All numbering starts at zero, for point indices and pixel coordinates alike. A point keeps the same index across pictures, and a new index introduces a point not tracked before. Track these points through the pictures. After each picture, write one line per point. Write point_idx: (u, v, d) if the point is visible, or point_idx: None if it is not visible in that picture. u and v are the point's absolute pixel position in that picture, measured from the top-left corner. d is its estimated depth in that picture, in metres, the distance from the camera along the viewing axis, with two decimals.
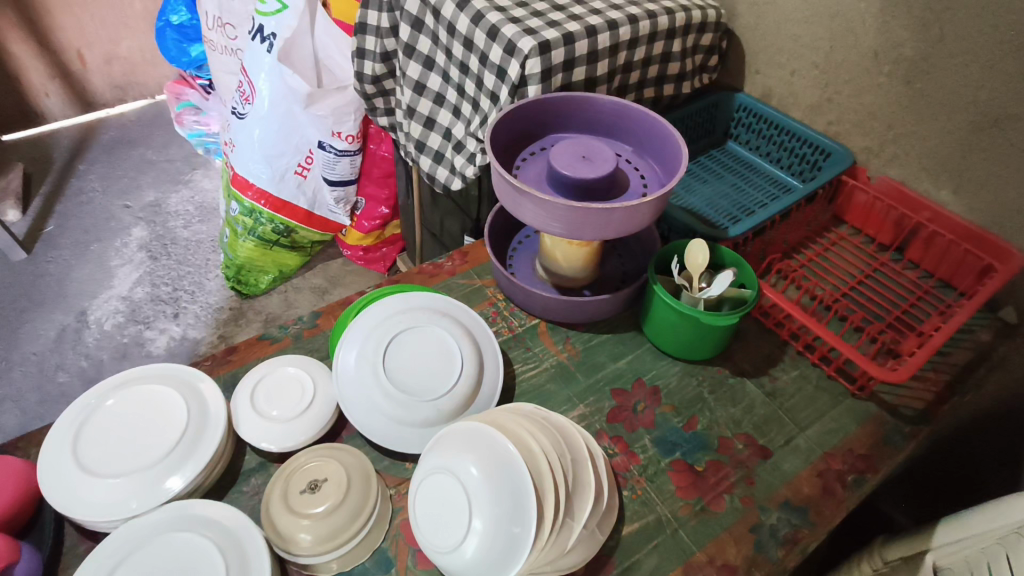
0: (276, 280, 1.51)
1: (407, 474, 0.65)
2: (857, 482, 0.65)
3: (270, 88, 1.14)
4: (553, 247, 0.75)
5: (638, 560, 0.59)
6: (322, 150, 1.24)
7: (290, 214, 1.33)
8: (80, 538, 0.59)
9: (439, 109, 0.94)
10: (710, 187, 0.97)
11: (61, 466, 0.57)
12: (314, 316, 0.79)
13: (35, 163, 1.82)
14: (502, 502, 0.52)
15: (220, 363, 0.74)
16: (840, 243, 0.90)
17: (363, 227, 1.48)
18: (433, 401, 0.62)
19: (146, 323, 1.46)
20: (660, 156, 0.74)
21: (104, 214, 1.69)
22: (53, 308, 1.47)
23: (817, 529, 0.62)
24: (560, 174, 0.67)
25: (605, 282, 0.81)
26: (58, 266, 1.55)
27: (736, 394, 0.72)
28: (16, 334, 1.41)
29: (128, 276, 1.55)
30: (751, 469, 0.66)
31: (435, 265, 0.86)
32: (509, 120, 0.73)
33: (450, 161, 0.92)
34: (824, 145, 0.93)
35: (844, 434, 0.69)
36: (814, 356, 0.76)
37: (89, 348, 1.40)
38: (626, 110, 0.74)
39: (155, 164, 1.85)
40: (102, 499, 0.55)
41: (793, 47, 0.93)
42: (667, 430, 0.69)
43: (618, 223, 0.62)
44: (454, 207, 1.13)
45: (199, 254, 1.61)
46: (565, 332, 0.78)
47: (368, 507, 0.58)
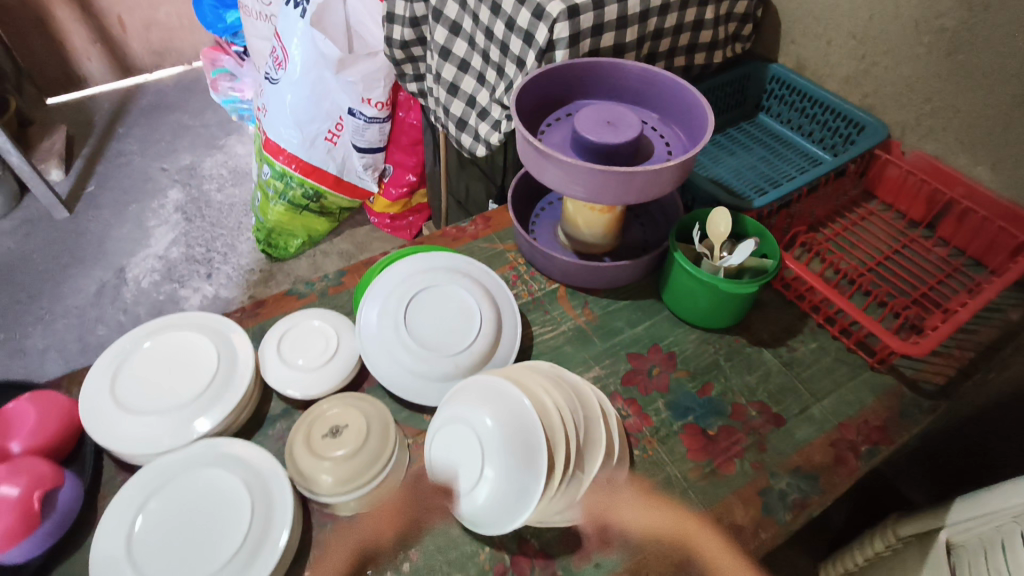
0: (304, 244, 1.54)
1: (424, 425, 0.67)
2: (870, 453, 0.65)
3: (302, 54, 1.16)
4: (575, 212, 0.76)
5: (645, 516, 0.60)
6: (352, 117, 1.26)
7: (319, 179, 1.36)
8: (117, 470, 0.63)
9: (466, 74, 0.94)
10: (738, 158, 0.95)
11: (100, 400, 0.61)
12: (339, 273, 0.82)
13: (78, 126, 1.88)
14: (514, 453, 0.53)
15: (249, 315, 0.77)
16: (870, 218, 0.88)
17: (391, 195, 1.49)
18: (451, 357, 0.65)
19: (181, 282, 1.51)
20: (685, 122, 0.74)
21: (142, 176, 1.74)
22: (93, 265, 1.53)
23: (827, 496, 0.62)
24: (584, 139, 0.68)
25: (626, 249, 0.82)
26: (99, 225, 1.61)
27: (753, 362, 0.73)
28: (58, 289, 1.48)
29: (164, 236, 1.60)
30: (763, 435, 0.66)
31: (458, 229, 0.87)
32: (537, 84, 0.73)
33: (474, 129, 0.94)
34: (858, 118, 0.91)
35: (861, 406, 0.69)
36: (835, 329, 0.75)
37: (127, 303, 1.46)
38: (654, 77, 0.74)
39: (191, 129, 1.89)
40: (136, 434, 0.59)
41: (831, 17, 0.91)
42: (682, 395, 0.70)
43: (639, 188, 0.63)
44: (480, 174, 1.13)
45: (232, 216, 1.65)
46: (584, 297, 0.79)
47: (387, 454, 0.60)
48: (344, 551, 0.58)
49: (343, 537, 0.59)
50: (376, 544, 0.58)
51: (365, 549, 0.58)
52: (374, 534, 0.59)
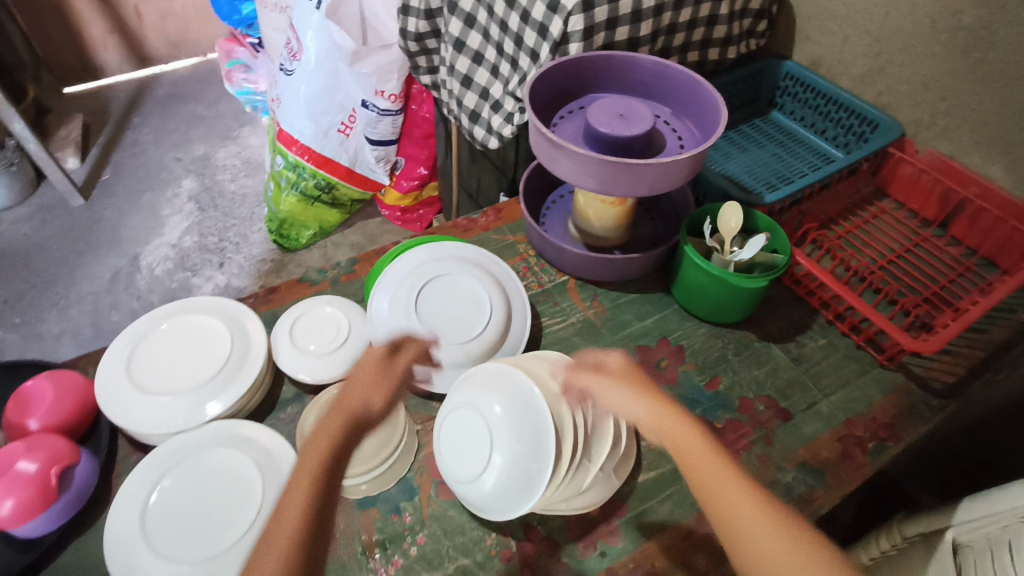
0: (316, 235, 1.55)
1: (433, 412, 0.68)
2: (878, 450, 0.65)
3: (316, 45, 1.16)
4: (586, 205, 0.76)
5: (651, 506, 0.60)
6: (365, 109, 1.27)
7: (332, 170, 1.37)
8: (131, 449, 0.64)
9: (480, 66, 0.94)
10: (750, 155, 0.95)
11: (116, 380, 0.62)
12: (351, 262, 0.82)
13: (94, 114, 1.91)
14: (523, 440, 0.54)
15: (263, 301, 0.78)
16: (882, 217, 0.88)
17: (402, 186, 1.50)
18: (461, 344, 0.65)
19: (194, 270, 1.53)
20: (698, 116, 0.74)
21: (157, 166, 1.76)
22: (107, 253, 1.55)
23: (833, 491, 0.62)
24: (597, 131, 0.68)
25: (636, 243, 0.82)
26: (114, 213, 1.63)
27: (761, 357, 0.73)
28: (74, 275, 1.50)
29: (178, 225, 1.61)
30: (770, 430, 0.66)
31: (469, 220, 0.88)
32: (550, 77, 0.74)
33: (487, 121, 0.94)
34: (872, 116, 0.90)
35: (869, 402, 0.69)
36: (844, 326, 0.75)
37: (141, 290, 1.48)
38: (667, 71, 0.74)
39: (206, 119, 1.91)
40: (150, 415, 0.60)
41: (847, 14, 0.90)
42: (689, 387, 0.70)
43: (651, 180, 0.63)
44: (491, 166, 1.14)
45: (245, 206, 1.66)
46: (594, 290, 0.80)
47: (395, 438, 0.61)
48: (337, 418, 0.47)
49: (335, 402, 0.49)
50: (368, 412, 0.49)
51: (358, 418, 0.48)
52: (366, 402, 0.49)
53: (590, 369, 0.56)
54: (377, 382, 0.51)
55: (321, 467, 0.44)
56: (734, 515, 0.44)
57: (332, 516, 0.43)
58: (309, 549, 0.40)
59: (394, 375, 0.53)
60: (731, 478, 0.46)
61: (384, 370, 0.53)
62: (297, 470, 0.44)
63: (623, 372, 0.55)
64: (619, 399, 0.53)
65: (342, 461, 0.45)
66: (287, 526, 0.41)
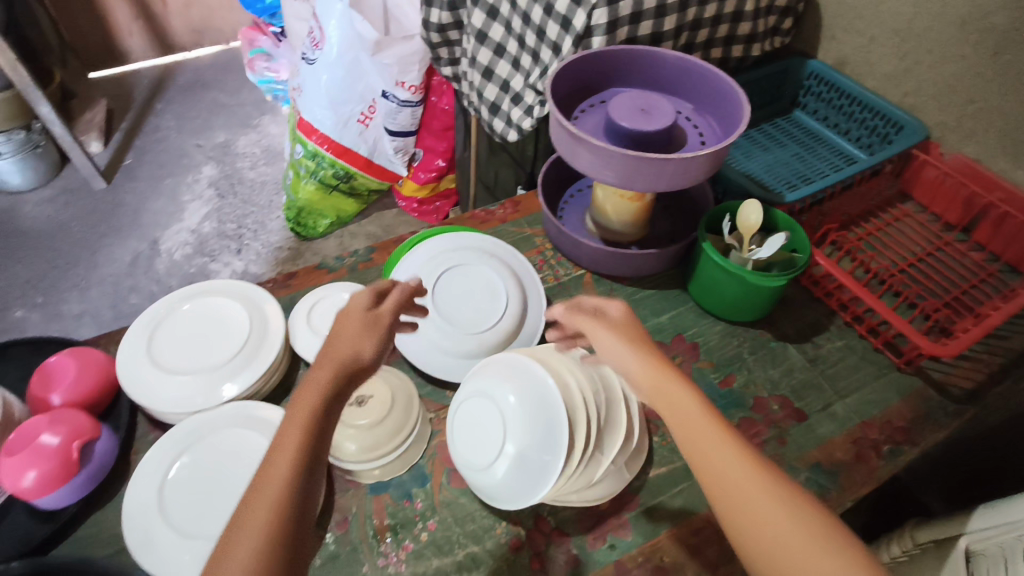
0: (333, 224, 1.56)
1: (446, 401, 0.68)
2: (893, 453, 0.64)
3: (339, 35, 1.17)
4: (604, 200, 0.76)
5: (662, 501, 0.60)
6: (385, 100, 1.28)
7: (351, 160, 1.38)
8: (150, 427, 0.65)
9: (501, 58, 0.94)
10: (772, 154, 0.95)
11: (137, 358, 0.63)
12: (369, 250, 0.83)
13: (118, 100, 1.93)
14: (536, 431, 0.54)
15: (280, 286, 0.78)
16: (904, 220, 0.87)
17: (420, 178, 1.50)
18: (476, 334, 0.66)
19: (212, 256, 1.55)
20: (720, 113, 0.74)
21: (178, 152, 1.78)
22: (128, 236, 1.57)
23: (846, 492, 0.62)
24: (618, 125, 0.68)
25: (654, 239, 0.82)
26: (135, 197, 1.66)
27: (777, 357, 0.72)
28: (95, 257, 1.52)
29: (198, 211, 1.63)
30: (784, 429, 0.66)
31: (487, 212, 0.88)
32: (573, 70, 0.74)
33: (507, 113, 0.94)
34: (897, 117, 0.89)
35: (885, 405, 0.68)
36: (863, 328, 0.74)
37: (160, 274, 1.50)
38: (690, 67, 0.74)
39: (227, 107, 1.92)
40: (170, 394, 0.61)
41: (874, 13, 0.89)
42: (703, 384, 0.70)
43: (671, 175, 0.63)
44: (509, 160, 1.14)
45: (264, 194, 1.68)
46: (609, 284, 0.79)
47: (409, 426, 0.61)
48: (326, 368, 0.46)
49: (322, 352, 0.47)
50: (359, 359, 0.47)
51: (348, 367, 0.46)
52: (356, 351, 0.47)
53: (589, 315, 0.55)
54: (365, 330, 0.49)
55: (313, 415, 0.42)
56: (723, 475, 0.42)
57: (322, 464, 0.42)
58: (303, 494, 0.40)
59: (381, 324, 0.51)
60: (719, 435, 0.44)
61: (372, 319, 0.50)
62: (287, 419, 0.43)
63: (619, 325, 0.53)
64: (616, 354, 0.51)
65: (333, 411, 0.44)
66: (279, 470, 0.40)
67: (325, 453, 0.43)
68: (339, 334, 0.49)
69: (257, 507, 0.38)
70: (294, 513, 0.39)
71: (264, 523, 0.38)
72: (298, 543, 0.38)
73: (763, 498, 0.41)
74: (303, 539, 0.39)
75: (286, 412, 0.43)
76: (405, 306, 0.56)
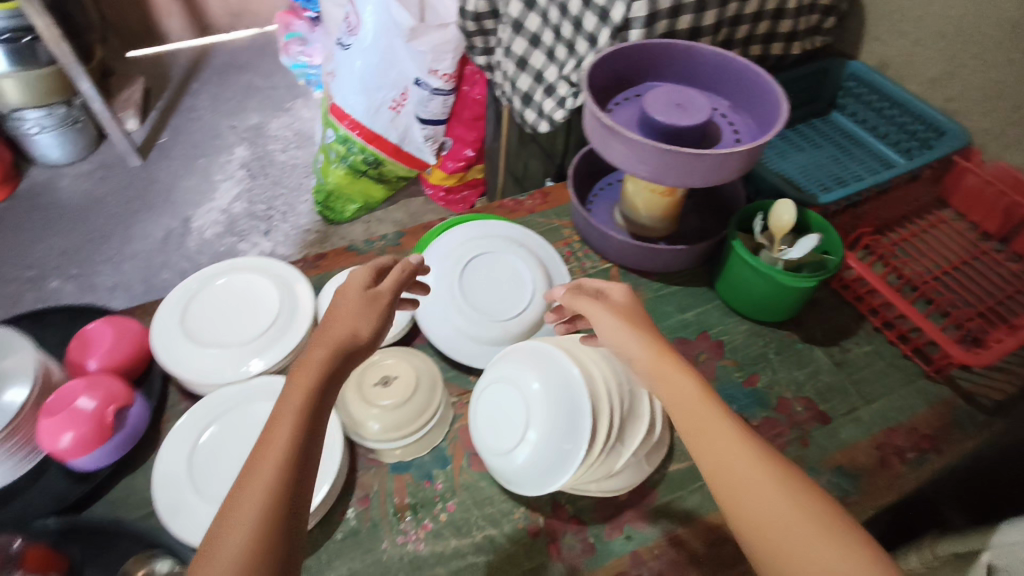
0: (360, 210, 1.58)
1: (469, 386, 0.69)
2: (917, 461, 0.64)
3: (375, 21, 1.18)
4: (635, 194, 0.75)
5: (681, 495, 0.60)
6: (417, 87, 1.28)
7: (381, 147, 1.39)
8: (181, 397, 0.67)
9: (536, 49, 0.93)
10: (807, 155, 0.93)
11: (172, 329, 0.65)
12: (398, 235, 0.84)
13: (155, 79, 1.97)
14: (559, 419, 0.54)
15: (311, 266, 0.80)
16: (940, 227, 0.85)
17: (448, 167, 1.51)
18: (501, 322, 0.66)
19: (241, 235, 1.57)
20: (757, 111, 0.73)
21: (212, 132, 1.81)
22: (161, 213, 1.60)
23: (869, 497, 0.61)
24: (653, 119, 0.68)
25: (683, 235, 0.81)
26: (169, 175, 1.69)
27: (803, 359, 0.72)
28: (129, 232, 1.56)
29: (229, 191, 1.66)
30: (807, 431, 0.66)
31: (515, 201, 0.88)
32: (610, 62, 0.73)
33: (539, 104, 0.95)
34: (939, 123, 0.87)
35: (912, 413, 0.67)
36: (892, 334, 0.73)
37: (191, 251, 1.53)
38: (729, 64, 0.73)
39: (260, 90, 1.95)
40: (202, 365, 0.63)
41: (921, 15, 0.87)
42: (727, 383, 0.70)
43: (704, 171, 0.62)
44: (539, 151, 1.14)
45: (294, 177, 1.70)
46: (636, 279, 0.79)
47: (432, 409, 0.62)
48: (322, 349, 0.45)
49: (317, 334, 0.47)
50: (356, 341, 0.47)
51: (345, 348, 0.46)
52: (353, 330, 0.47)
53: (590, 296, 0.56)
54: (364, 310, 0.49)
55: (310, 393, 0.42)
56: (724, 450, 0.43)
57: (321, 440, 0.42)
58: (303, 464, 0.40)
59: (380, 303, 0.51)
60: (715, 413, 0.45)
61: (371, 296, 0.51)
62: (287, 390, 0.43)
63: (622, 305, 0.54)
64: (618, 337, 0.51)
65: (330, 391, 0.44)
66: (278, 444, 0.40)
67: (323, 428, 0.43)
68: (338, 313, 0.49)
69: (258, 472, 0.38)
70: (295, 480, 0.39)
71: (265, 490, 0.38)
72: (299, 512, 0.38)
73: (758, 474, 0.41)
74: (303, 506, 0.39)
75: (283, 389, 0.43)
76: (408, 283, 0.56)
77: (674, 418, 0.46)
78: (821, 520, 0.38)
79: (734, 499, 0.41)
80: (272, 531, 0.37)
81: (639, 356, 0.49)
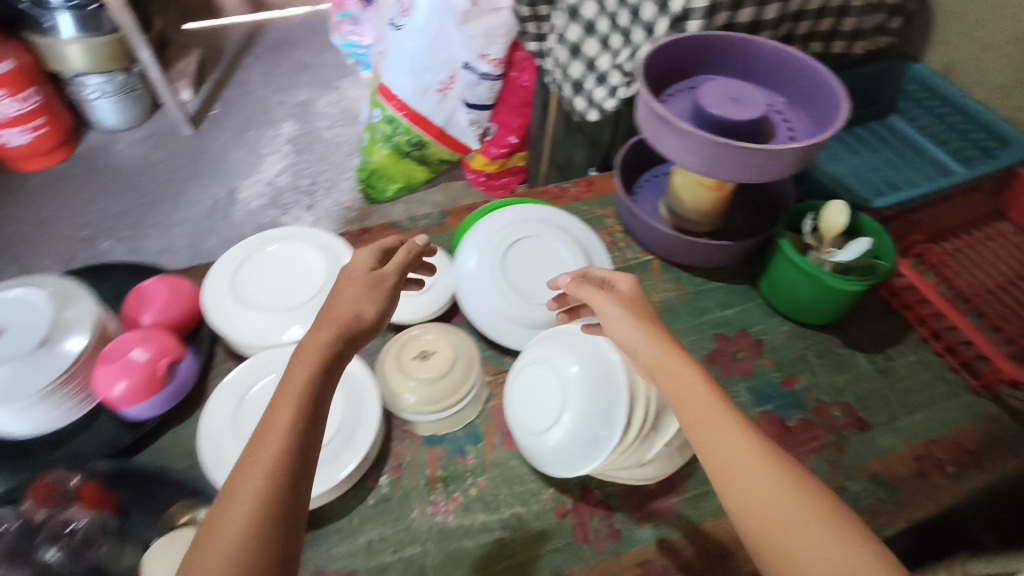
0: (401, 190, 1.59)
1: (505, 366, 0.70)
2: (958, 475, 0.62)
3: (429, 2, 1.18)
4: (682, 187, 0.74)
5: (711, 489, 0.60)
6: (466, 71, 1.28)
7: (425, 128, 1.40)
8: (227, 356, 0.69)
9: (590, 37, 0.92)
10: (861, 158, 0.92)
11: (222, 291, 0.67)
12: (442, 214, 0.85)
13: (210, 52, 2.02)
14: (594, 404, 0.54)
15: (356, 240, 0.81)
16: (998, 239, 0.82)
17: (491, 153, 1.51)
18: (541, 306, 0.67)
19: (285, 208, 1.61)
20: (814, 108, 0.71)
21: (262, 106, 1.84)
22: (209, 182, 1.65)
23: (904, 508, 0.60)
24: (707, 112, 0.67)
25: (728, 231, 0.80)
26: (219, 146, 1.73)
27: (844, 363, 0.71)
28: (178, 199, 1.60)
29: (275, 164, 1.70)
30: (844, 436, 0.65)
31: (560, 188, 0.88)
32: (666, 52, 0.73)
33: (589, 93, 0.96)
34: (1004, 131, 0.84)
35: (955, 426, 0.66)
36: (939, 346, 0.71)
37: (236, 221, 1.57)
38: (789, 59, 0.72)
39: (311, 67, 1.98)
40: (249, 327, 0.65)
41: (994, 19, 0.84)
42: (764, 382, 0.69)
43: (756, 167, 0.61)
44: (585, 140, 1.13)
45: (338, 154, 1.73)
46: (677, 273, 0.79)
47: (468, 386, 0.63)
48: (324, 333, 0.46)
49: (322, 316, 0.48)
50: (359, 323, 0.48)
51: (348, 330, 0.47)
52: (356, 313, 0.48)
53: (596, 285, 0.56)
54: (367, 292, 0.51)
55: (312, 376, 0.43)
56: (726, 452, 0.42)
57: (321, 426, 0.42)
58: (305, 443, 0.40)
59: (384, 285, 0.52)
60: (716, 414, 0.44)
61: (375, 280, 0.52)
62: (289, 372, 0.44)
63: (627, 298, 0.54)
64: (621, 332, 0.51)
65: (332, 374, 0.45)
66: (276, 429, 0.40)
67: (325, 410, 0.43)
68: (342, 294, 0.50)
69: (262, 450, 0.39)
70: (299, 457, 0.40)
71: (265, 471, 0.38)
72: (301, 487, 0.39)
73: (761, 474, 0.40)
74: (304, 484, 0.40)
75: (285, 372, 0.44)
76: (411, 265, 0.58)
77: (677, 411, 0.46)
78: (822, 515, 0.38)
79: (736, 493, 0.40)
80: (275, 505, 0.37)
81: (642, 349, 0.49)
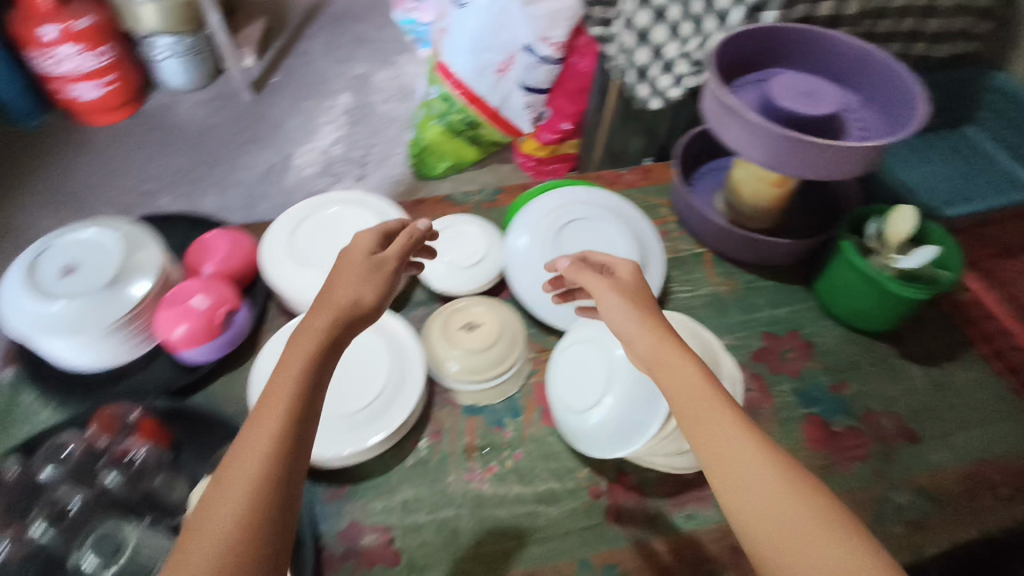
0: (451, 168, 1.60)
1: (548, 345, 0.70)
2: (1010, 497, 0.60)
3: None
4: (742, 181, 0.73)
5: None
6: (526, 53, 1.27)
7: (480, 108, 1.41)
8: (279, 312, 0.71)
9: (661, 24, 0.88)
10: (933, 167, 0.89)
11: (281, 248, 0.69)
12: (495, 191, 0.85)
13: (275, 20, 2.05)
14: (636, 387, 0.54)
15: (410, 210, 0.82)
16: None
17: (542, 138, 1.48)
18: None
19: (336, 178, 1.64)
20: (891, 107, 0.69)
21: (321, 77, 1.87)
22: (265, 147, 1.69)
23: (949, 525, 0.58)
24: (775, 105, 0.65)
25: (786, 230, 0.78)
26: (277, 112, 1.77)
27: (897, 374, 0.69)
28: (235, 161, 1.65)
29: (330, 134, 1.73)
30: (892, 447, 0.63)
31: (615, 174, 0.87)
32: (737, 43, 0.71)
33: (653, 81, 0.93)
34: None
35: (1011, 448, 0.63)
36: (1000, 366, 0.69)
37: (289, 187, 1.61)
38: (866, 56, 0.69)
39: (370, 41, 2.00)
40: (304, 284, 0.66)
41: None
42: (812, 385, 0.67)
43: (823, 163, 0.60)
44: (642, 129, 1.12)
45: (391, 129, 1.75)
46: (729, 268, 0.78)
47: (511, 360, 0.63)
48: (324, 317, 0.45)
49: (320, 301, 0.46)
50: (359, 307, 0.47)
51: (347, 315, 0.46)
52: (355, 298, 0.47)
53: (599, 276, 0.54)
54: (365, 277, 0.49)
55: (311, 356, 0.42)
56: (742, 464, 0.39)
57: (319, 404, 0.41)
58: (304, 422, 0.39)
59: (384, 269, 0.51)
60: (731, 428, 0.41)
61: (374, 265, 0.50)
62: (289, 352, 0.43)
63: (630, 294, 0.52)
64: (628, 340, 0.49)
65: (331, 351, 0.44)
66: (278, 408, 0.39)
67: (322, 394, 0.42)
68: (341, 280, 0.49)
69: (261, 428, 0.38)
70: (295, 438, 0.38)
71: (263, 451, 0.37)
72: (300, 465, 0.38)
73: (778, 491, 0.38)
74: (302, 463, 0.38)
75: (285, 349, 0.43)
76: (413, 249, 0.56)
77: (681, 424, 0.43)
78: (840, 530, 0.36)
79: (743, 501, 0.38)
80: (275, 478, 0.37)
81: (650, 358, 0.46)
